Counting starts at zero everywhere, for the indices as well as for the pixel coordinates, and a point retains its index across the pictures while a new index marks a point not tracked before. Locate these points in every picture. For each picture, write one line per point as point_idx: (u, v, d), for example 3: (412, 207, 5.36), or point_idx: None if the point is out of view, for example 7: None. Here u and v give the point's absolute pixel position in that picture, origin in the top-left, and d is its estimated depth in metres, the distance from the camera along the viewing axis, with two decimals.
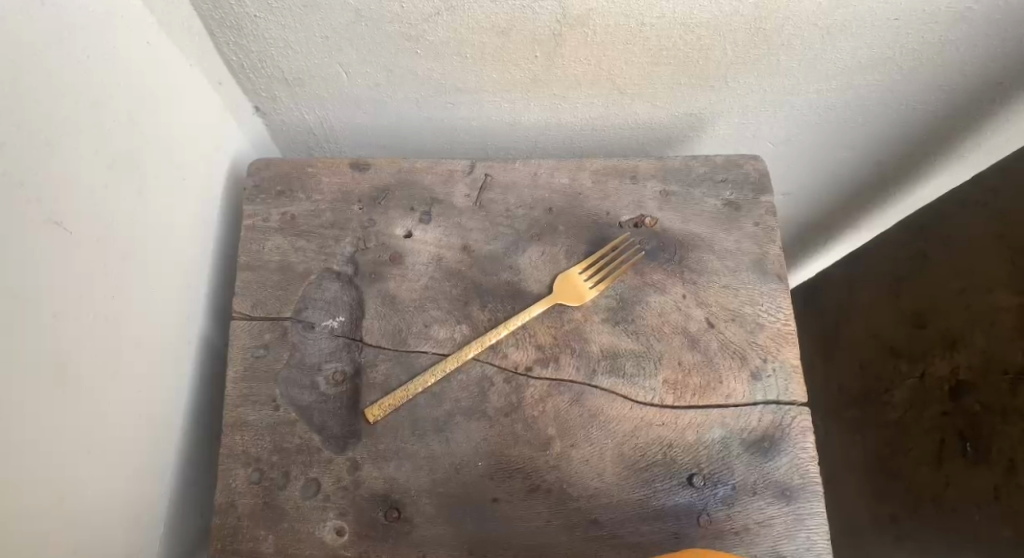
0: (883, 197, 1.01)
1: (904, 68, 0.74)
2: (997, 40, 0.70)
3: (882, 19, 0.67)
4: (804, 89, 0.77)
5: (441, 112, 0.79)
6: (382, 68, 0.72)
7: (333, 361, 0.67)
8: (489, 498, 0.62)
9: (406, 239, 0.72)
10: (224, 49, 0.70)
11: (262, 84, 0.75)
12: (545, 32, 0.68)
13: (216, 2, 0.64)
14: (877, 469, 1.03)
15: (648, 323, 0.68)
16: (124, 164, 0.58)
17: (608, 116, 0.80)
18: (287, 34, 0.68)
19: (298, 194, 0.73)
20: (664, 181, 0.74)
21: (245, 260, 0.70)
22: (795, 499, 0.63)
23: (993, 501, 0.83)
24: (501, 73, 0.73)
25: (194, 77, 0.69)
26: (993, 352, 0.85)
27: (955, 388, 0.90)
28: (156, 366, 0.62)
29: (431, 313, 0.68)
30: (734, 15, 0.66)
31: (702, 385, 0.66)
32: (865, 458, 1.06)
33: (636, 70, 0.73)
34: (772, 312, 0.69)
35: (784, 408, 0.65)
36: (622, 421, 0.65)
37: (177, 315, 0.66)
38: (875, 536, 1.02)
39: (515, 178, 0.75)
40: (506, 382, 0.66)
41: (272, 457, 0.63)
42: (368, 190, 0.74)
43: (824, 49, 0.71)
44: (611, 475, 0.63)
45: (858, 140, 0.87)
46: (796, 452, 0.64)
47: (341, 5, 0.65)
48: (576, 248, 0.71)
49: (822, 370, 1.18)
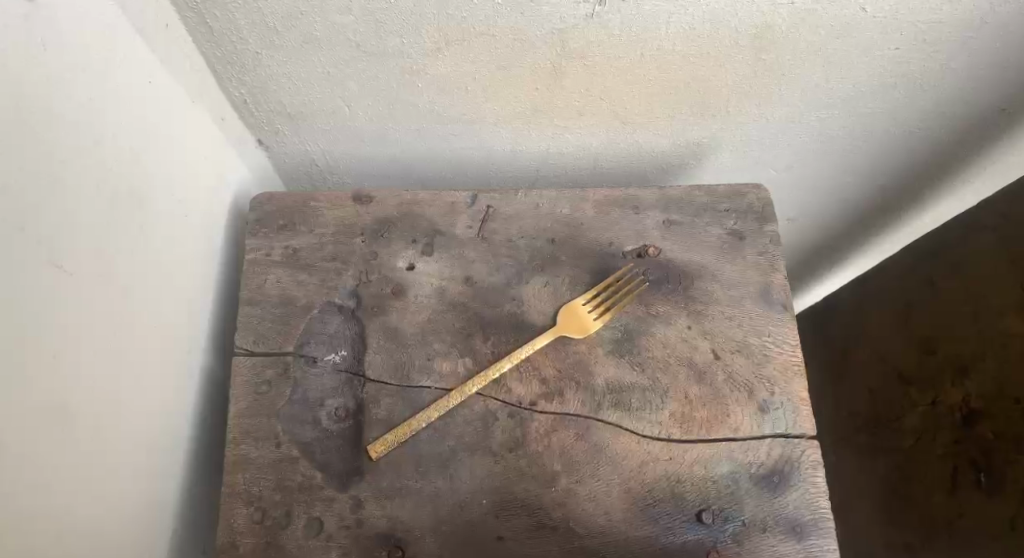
0: (888, 221, 1.00)
1: (906, 95, 0.74)
2: (997, 66, 0.70)
3: (882, 48, 0.67)
4: (806, 116, 0.77)
5: (443, 142, 0.79)
6: (383, 102, 0.73)
7: (335, 397, 0.66)
8: (495, 537, 0.61)
9: (409, 271, 0.71)
10: (227, 85, 0.71)
11: (265, 119, 0.75)
12: (546, 64, 0.68)
13: (218, 39, 0.65)
14: (892, 497, 1.01)
15: (653, 354, 0.67)
16: (129, 201, 0.58)
17: (609, 145, 0.80)
18: (289, 69, 0.68)
19: (300, 227, 0.73)
20: (667, 211, 0.74)
21: (248, 294, 0.70)
22: (806, 535, 0.61)
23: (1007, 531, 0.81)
24: (502, 105, 0.73)
25: (199, 113, 0.70)
26: (1003, 380, 0.84)
27: (966, 416, 0.89)
28: (161, 402, 0.62)
29: (433, 346, 0.68)
30: (735, 46, 0.67)
31: (709, 418, 0.65)
32: (878, 484, 1.04)
33: (637, 99, 0.73)
34: (779, 343, 0.68)
35: (793, 441, 0.64)
36: (629, 455, 0.64)
37: (181, 350, 0.66)
38: None
39: (516, 208, 0.75)
40: (511, 416, 0.65)
41: (274, 495, 0.63)
42: (370, 223, 0.74)
43: (825, 77, 0.71)
44: (619, 512, 0.62)
45: (861, 167, 0.86)
46: (806, 486, 0.63)
47: (342, 41, 0.65)
48: (579, 279, 0.71)
49: (832, 394, 1.18)
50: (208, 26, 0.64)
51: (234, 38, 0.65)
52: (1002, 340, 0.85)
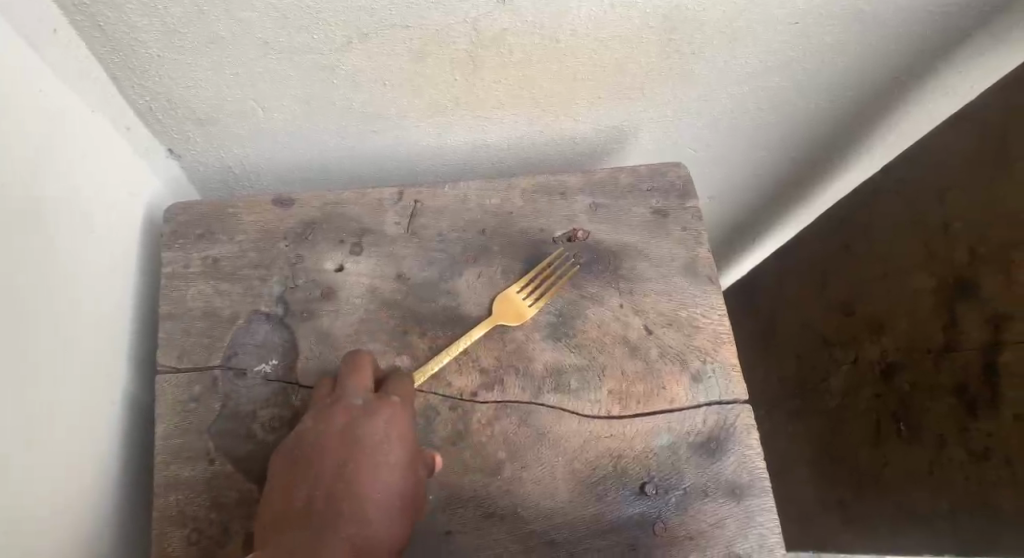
0: (801, 200, 1.03)
1: (811, 70, 0.77)
2: (891, 39, 0.73)
3: (784, 23, 0.69)
4: (716, 95, 0.79)
5: (364, 140, 0.78)
6: (298, 100, 0.71)
7: (267, 408, 0.64)
8: (444, 530, 0.61)
9: (338, 272, 0.70)
10: (129, 92, 0.67)
11: (174, 125, 0.72)
12: (462, 54, 0.67)
13: (114, 43, 0.61)
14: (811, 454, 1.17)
15: (588, 335, 0.68)
16: (17, 220, 0.55)
17: (533, 133, 0.81)
18: (195, 70, 0.65)
19: (218, 236, 0.71)
20: (592, 194, 0.75)
21: (167, 309, 0.68)
22: (745, 496, 0.63)
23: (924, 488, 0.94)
24: (421, 98, 0.73)
25: (95, 123, 0.66)
26: (915, 335, 0.93)
27: (887, 369, 0.99)
28: (68, 419, 0.60)
29: (368, 346, 0.67)
30: (645, 29, 0.68)
31: (647, 393, 0.66)
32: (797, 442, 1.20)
33: (553, 86, 0.74)
34: (707, 315, 0.70)
35: (727, 407, 0.66)
36: (570, 437, 0.64)
37: (86, 365, 0.63)
38: (822, 512, 1.17)
39: (445, 202, 0.74)
40: (452, 409, 0.65)
41: (209, 515, 0.61)
42: (292, 226, 0.72)
43: (733, 56, 0.73)
44: (564, 493, 0.63)
45: (775, 143, 0.90)
46: (742, 449, 0.64)
47: (249, 38, 0.62)
48: (511, 267, 0.71)
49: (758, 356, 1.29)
50: (102, 30, 0.60)
51: (134, 42, 0.61)
52: (968, 330, 0.85)
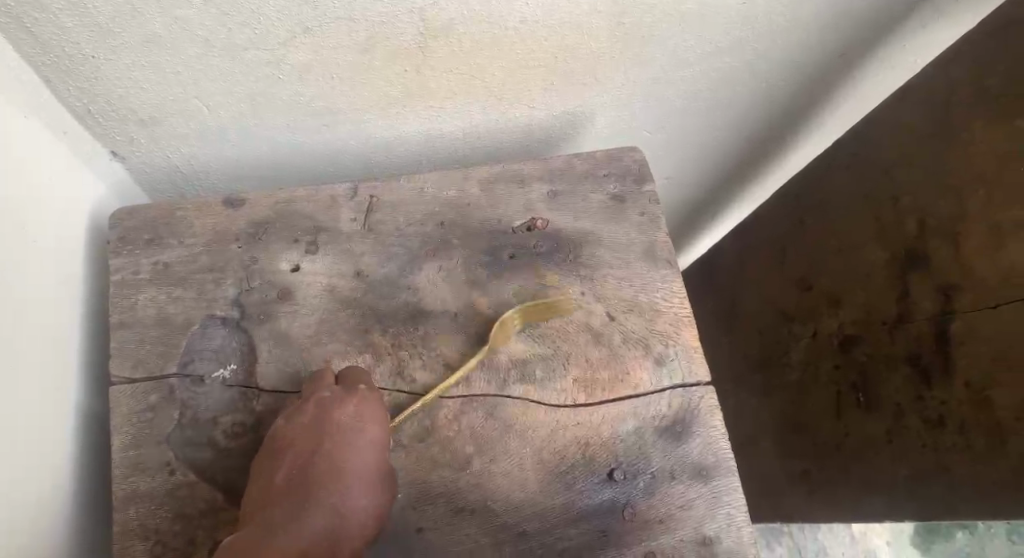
0: (757, 175, 1.04)
1: (761, 48, 0.77)
2: (838, 16, 0.73)
3: (732, 5, 0.69)
4: (669, 77, 0.79)
5: (314, 135, 0.76)
6: (243, 96, 0.68)
7: (228, 414, 0.63)
8: (414, 528, 0.61)
9: (294, 272, 0.69)
10: (65, 95, 0.64)
11: (116, 128, 0.69)
12: (411, 45, 0.66)
13: (44, 44, 0.58)
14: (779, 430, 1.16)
15: (551, 324, 0.68)
16: None
17: (487, 122, 0.80)
18: (133, 70, 0.63)
19: (167, 240, 0.69)
20: (549, 182, 0.75)
21: (118, 318, 0.66)
22: (711, 476, 0.64)
23: (879, 456, 0.96)
24: (370, 91, 0.71)
25: (29, 128, 0.63)
26: (870, 304, 0.95)
27: (844, 342, 1.00)
28: (15, 436, 0.58)
29: (329, 346, 0.66)
30: (594, 12, 0.67)
31: (611, 379, 0.66)
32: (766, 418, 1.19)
33: (506, 74, 0.73)
34: (668, 299, 0.70)
35: (690, 389, 0.66)
36: (538, 427, 0.64)
37: (34, 381, 0.61)
38: (789, 485, 1.17)
39: (401, 196, 0.73)
40: (418, 406, 0.65)
41: (172, 527, 0.60)
42: (244, 227, 0.70)
43: (683, 37, 0.73)
44: (533, 483, 0.63)
45: (730, 123, 0.90)
46: (706, 431, 0.65)
47: (189, 35, 0.60)
48: (471, 260, 0.71)
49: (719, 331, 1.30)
50: (30, 31, 0.57)
51: (64, 42, 0.59)
52: (922, 301, 0.87)
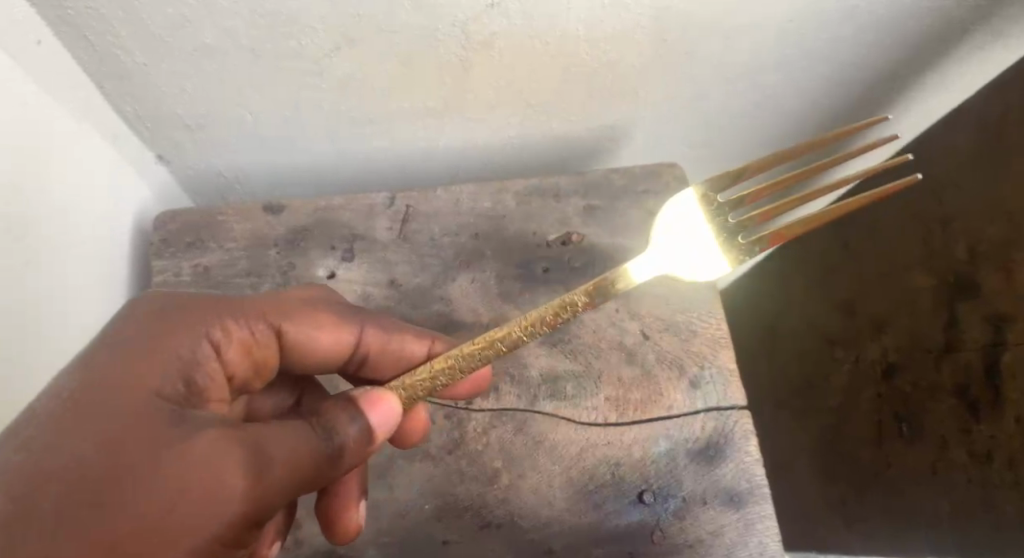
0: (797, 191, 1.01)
1: (807, 66, 0.75)
2: (887, 34, 0.71)
3: (778, 23, 0.68)
4: (710, 93, 0.78)
5: (353, 143, 0.76)
6: (285, 105, 0.69)
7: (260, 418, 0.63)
8: (439, 541, 0.60)
9: (329, 279, 0.70)
10: (118, 102, 0.66)
11: (162, 132, 0.71)
12: (454, 59, 0.66)
13: (99, 53, 0.60)
14: (814, 454, 1.13)
15: (584, 340, 0.68)
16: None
17: (525, 135, 0.80)
18: (183, 80, 0.64)
19: (208, 243, 0.71)
20: (586, 197, 0.74)
21: None
22: (743, 504, 0.62)
23: (923, 488, 0.93)
24: (410, 102, 0.71)
25: (81, 134, 0.65)
26: (916, 330, 0.92)
27: (887, 369, 0.97)
28: None
29: None
30: (636, 27, 0.66)
31: (642, 399, 0.65)
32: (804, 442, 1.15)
33: (545, 88, 0.73)
34: (703, 319, 0.69)
35: (725, 413, 0.65)
36: (567, 445, 0.64)
37: None
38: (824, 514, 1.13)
39: (436, 206, 0.73)
40: (448, 418, 0.65)
41: None
42: (282, 233, 0.71)
43: (726, 53, 0.72)
44: (561, 501, 0.62)
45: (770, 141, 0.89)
46: (740, 456, 0.63)
47: (237, 47, 0.61)
48: (505, 272, 0.70)
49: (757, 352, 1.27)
50: (88, 41, 0.59)
51: (118, 52, 0.60)
52: (969, 329, 0.84)
